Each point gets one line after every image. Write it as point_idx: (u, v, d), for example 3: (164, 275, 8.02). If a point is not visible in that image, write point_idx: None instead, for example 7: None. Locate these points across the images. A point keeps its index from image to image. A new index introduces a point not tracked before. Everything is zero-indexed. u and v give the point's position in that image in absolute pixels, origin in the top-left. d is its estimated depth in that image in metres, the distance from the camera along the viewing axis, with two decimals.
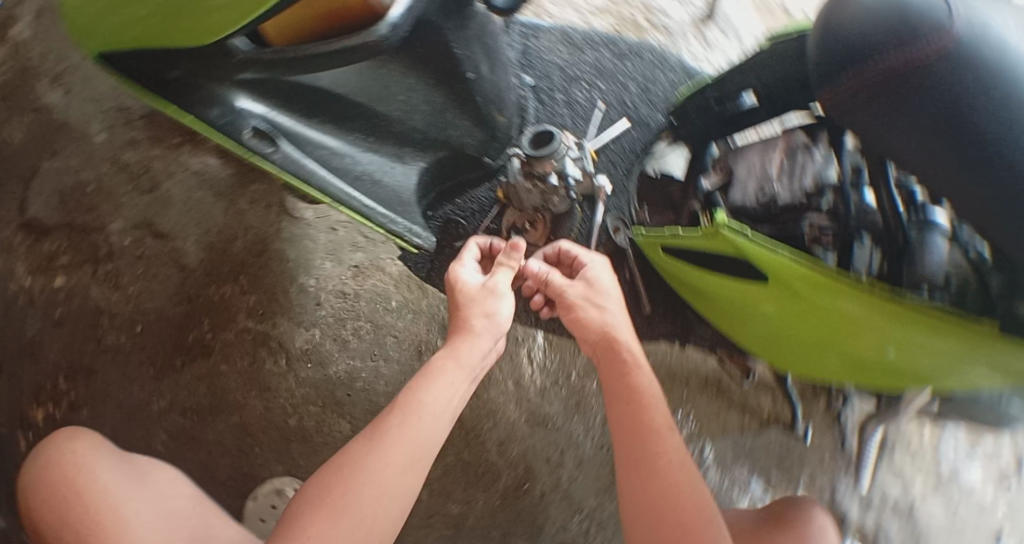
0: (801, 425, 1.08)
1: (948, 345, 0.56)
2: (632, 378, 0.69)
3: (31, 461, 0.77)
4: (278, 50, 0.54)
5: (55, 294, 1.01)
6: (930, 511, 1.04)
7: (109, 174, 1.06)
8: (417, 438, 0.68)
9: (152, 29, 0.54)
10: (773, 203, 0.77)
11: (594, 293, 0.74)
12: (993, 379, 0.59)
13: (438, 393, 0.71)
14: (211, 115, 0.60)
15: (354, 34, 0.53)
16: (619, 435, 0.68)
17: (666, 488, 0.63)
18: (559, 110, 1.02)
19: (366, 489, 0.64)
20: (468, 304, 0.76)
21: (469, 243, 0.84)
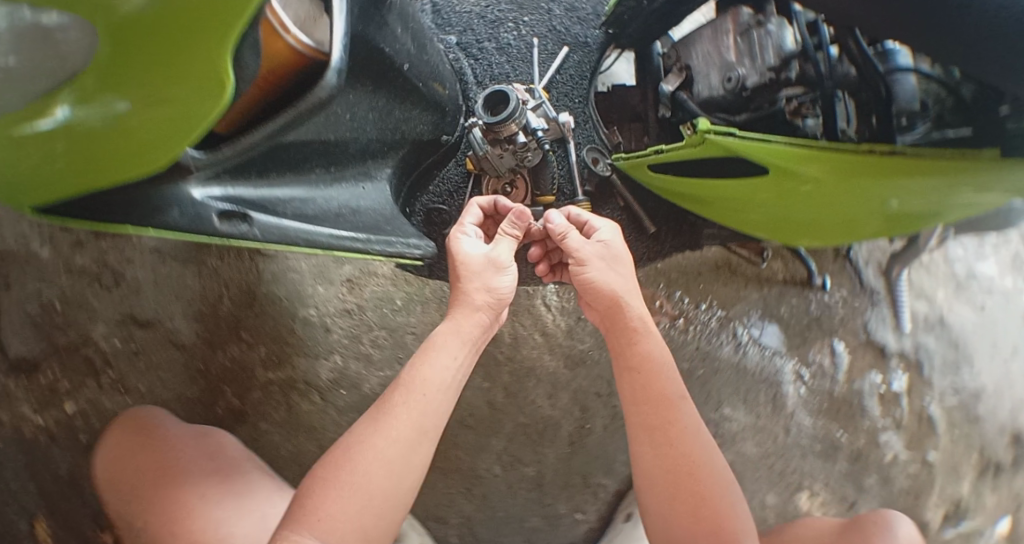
0: (817, 277, 1.15)
1: (934, 183, 0.66)
2: (646, 347, 0.74)
3: (129, 462, 0.84)
4: (219, 152, 0.53)
5: (72, 420, 0.98)
6: (962, 316, 1.17)
7: (68, 282, 1.00)
8: (424, 413, 0.68)
9: (68, 173, 0.46)
10: (743, 89, 0.78)
11: (608, 256, 0.78)
12: (964, 202, 0.71)
13: (441, 364, 0.71)
14: (172, 217, 0.50)
15: (307, 97, 0.56)
16: (633, 410, 0.72)
17: (678, 450, 0.70)
18: (496, 60, 0.98)
19: (373, 466, 0.64)
20: (471, 279, 0.76)
21: (472, 204, 0.82)
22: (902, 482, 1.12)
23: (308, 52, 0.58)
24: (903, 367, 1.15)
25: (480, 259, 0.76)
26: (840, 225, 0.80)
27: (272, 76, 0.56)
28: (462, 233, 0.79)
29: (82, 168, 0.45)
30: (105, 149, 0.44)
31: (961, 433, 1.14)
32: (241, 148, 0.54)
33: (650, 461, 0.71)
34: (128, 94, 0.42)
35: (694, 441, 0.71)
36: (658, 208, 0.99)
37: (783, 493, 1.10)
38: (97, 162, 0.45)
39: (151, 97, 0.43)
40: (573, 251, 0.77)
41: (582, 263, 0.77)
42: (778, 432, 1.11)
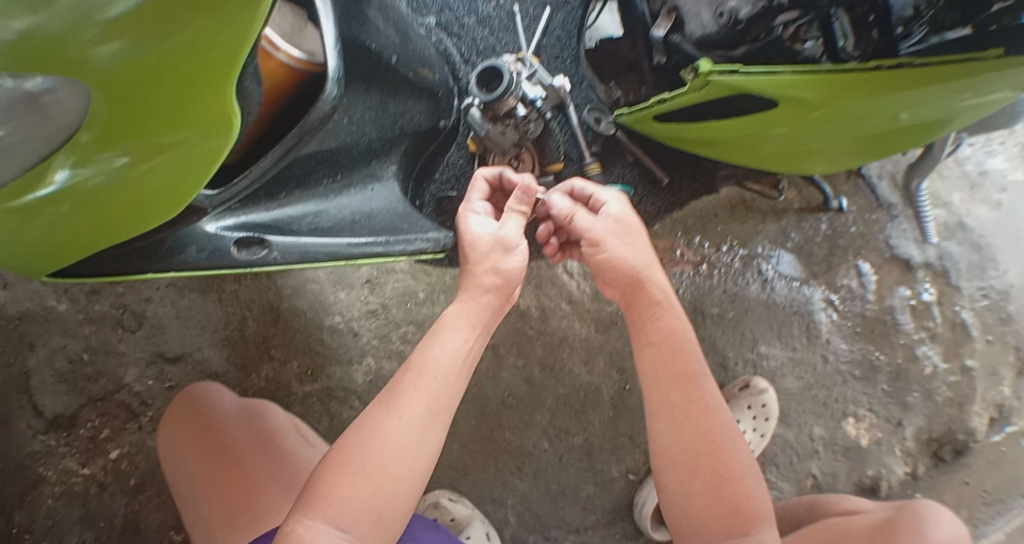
0: (834, 200, 1.12)
1: (941, 89, 0.67)
2: (669, 323, 0.73)
3: (175, 434, 0.80)
4: (233, 183, 0.52)
5: (120, 464, 1.00)
6: (980, 215, 1.16)
7: (91, 332, 1.00)
8: (435, 395, 0.65)
9: (84, 228, 0.47)
10: (736, 22, 0.73)
11: (622, 229, 0.76)
12: (966, 107, 0.72)
13: (451, 345, 0.68)
14: (189, 255, 0.52)
15: (309, 113, 0.53)
16: (653, 383, 0.71)
17: (698, 424, 0.69)
18: (479, 35, 0.95)
19: (385, 454, 0.61)
20: (479, 261, 0.73)
21: (478, 178, 0.79)
22: (945, 393, 1.11)
23: (302, 67, 0.53)
24: (930, 279, 1.14)
25: (489, 240, 0.72)
26: (851, 146, 0.80)
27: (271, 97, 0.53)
28: (471, 210, 0.77)
29: (99, 221, 0.47)
30: (121, 201, 0.45)
31: (997, 336, 1.13)
32: (252, 175, 0.52)
33: (670, 440, 0.69)
34: (133, 148, 0.43)
35: (713, 419, 0.69)
36: (668, 154, 0.96)
37: (829, 423, 1.10)
38: (117, 214, 0.46)
39: (152, 146, 0.43)
40: (585, 230, 0.75)
41: (595, 242, 0.75)
42: (816, 362, 1.11)
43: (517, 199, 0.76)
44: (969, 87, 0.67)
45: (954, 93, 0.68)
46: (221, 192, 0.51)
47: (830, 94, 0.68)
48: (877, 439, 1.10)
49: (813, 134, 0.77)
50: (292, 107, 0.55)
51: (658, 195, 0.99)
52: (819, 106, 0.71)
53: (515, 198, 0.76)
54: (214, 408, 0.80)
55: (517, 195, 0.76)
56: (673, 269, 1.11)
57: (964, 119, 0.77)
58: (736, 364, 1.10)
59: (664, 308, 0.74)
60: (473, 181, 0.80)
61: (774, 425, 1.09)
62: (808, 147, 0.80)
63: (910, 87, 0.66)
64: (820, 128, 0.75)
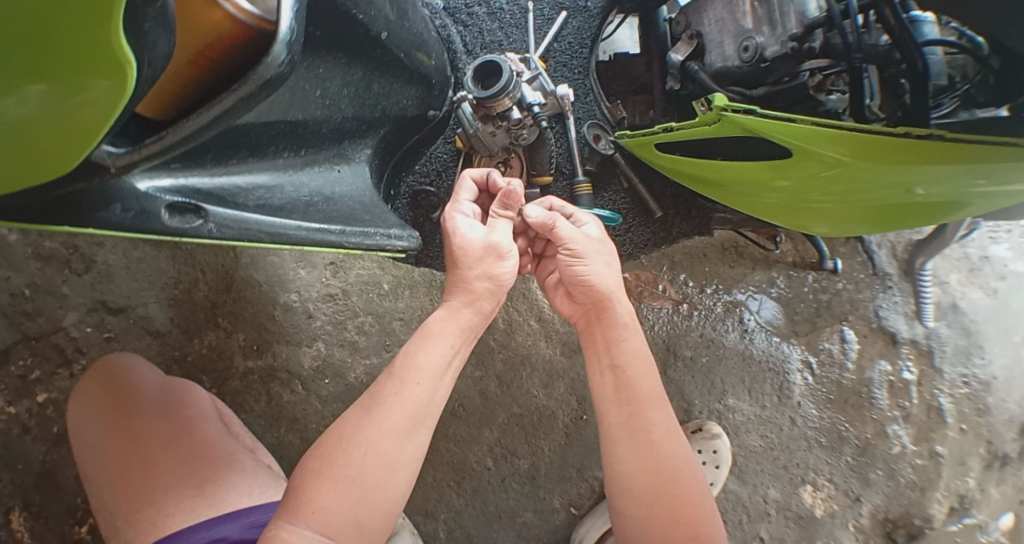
0: (829, 260, 1.07)
1: (958, 171, 0.63)
2: (633, 343, 0.69)
3: (84, 404, 0.80)
4: (145, 144, 0.42)
5: (45, 410, 0.93)
6: (975, 301, 1.12)
7: (36, 268, 0.94)
8: (422, 403, 0.62)
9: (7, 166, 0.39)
10: (761, 60, 0.69)
11: (601, 249, 0.71)
12: (984, 195, 0.67)
13: (436, 352, 0.64)
14: (114, 215, 0.45)
15: (248, 76, 0.43)
16: (609, 407, 0.68)
17: (667, 462, 0.67)
18: (487, 27, 0.89)
19: (371, 464, 0.59)
20: (470, 267, 0.67)
21: (464, 179, 0.73)
22: (909, 475, 1.07)
23: (253, 23, 0.47)
24: (913, 357, 1.10)
25: (482, 245, 0.67)
26: (856, 213, 0.76)
27: (210, 50, 0.46)
28: (459, 211, 0.71)
29: (21, 160, 0.38)
30: (48, 137, 0.37)
31: (971, 425, 1.09)
32: (169, 141, 0.42)
33: (629, 465, 0.67)
34: (53, 83, 0.34)
35: (675, 443, 0.68)
36: (663, 187, 0.91)
37: (786, 488, 1.05)
38: (41, 153, 0.38)
39: (72, 84, 0.34)
40: (566, 241, 0.70)
41: (577, 256, 0.69)
42: (783, 423, 1.06)
43: (499, 203, 0.69)
44: (985, 174, 0.62)
45: (969, 177, 0.63)
46: (132, 152, 0.42)
47: (840, 153, 0.64)
48: (832, 511, 1.06)
49: (818, 194, 0.73)
50: (239, 67, 0.49)
51: (648, 226, 0.93)
52: (827, 163, 0.66)
53: (498, 202, 0.70)
54: (130, 383, 0.80)
55: (499, 199, 0.69)
56: (653, 303, 1.07)
57: (985, 207, 0.72)
58: (700, 412, 1.06)
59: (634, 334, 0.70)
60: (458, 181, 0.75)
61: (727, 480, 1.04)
62: (811, 204, 0.76)
63: (925, 163, 0.62)
64: (827, 187, 0.71)
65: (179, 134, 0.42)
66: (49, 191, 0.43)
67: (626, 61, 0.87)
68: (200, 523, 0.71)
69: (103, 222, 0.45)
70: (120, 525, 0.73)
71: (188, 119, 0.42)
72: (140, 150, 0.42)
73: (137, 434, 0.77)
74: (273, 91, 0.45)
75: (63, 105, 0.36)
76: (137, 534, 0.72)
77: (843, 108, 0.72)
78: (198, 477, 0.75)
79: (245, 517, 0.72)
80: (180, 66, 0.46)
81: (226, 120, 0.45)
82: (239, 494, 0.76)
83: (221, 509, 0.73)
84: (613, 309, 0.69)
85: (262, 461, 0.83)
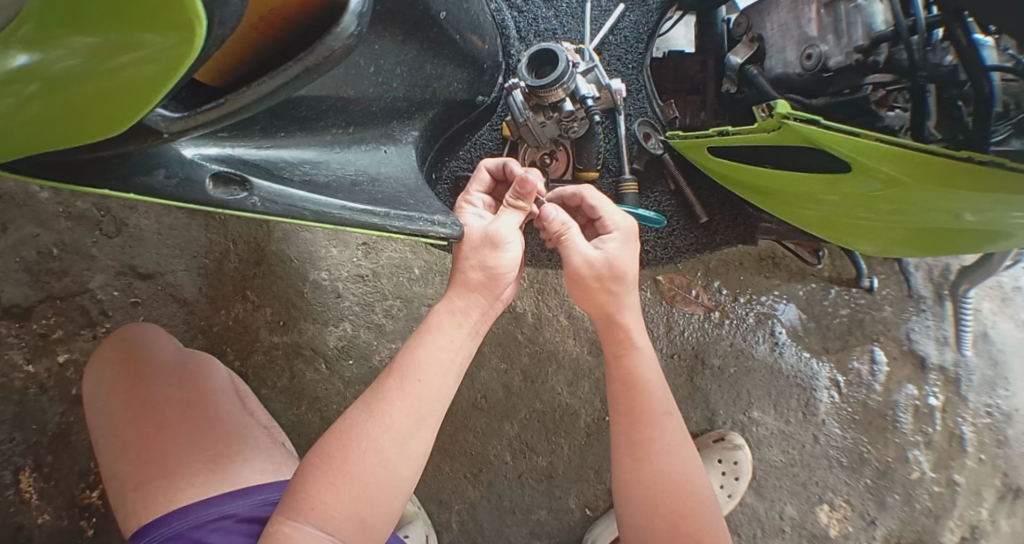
0: (866, 278, 1.06)
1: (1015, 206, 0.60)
2: (631, 366, 0.70)
3: (102, 373, 0.78)
4: (202, 109, 0.39)
5: (66, 370, 0.92)
6: (1004, 330, 1.10)
7: (66, 227, 0.93)
8: (426, 400, 0.61)
9: (44, 119, 0.38)
10: (823, 69, 0.67)
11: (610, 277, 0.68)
12: None
13: (437, 349, 0.63)
14: (157, 180, 0.44)
15: (314, 47, 0.41)
16: (618, 420, 0.70)
17: (659, 473, 0.68)
18: (542, 14, 0.87)
19: (369, 461, 0.58)
20: (468, 255, 0.66)
21: (481, 170, 0.73)
22: (925, 501, 1.05)
23: None
24: (940, 383, 1.08)
25: (477, 233, 0.65)
26: (904, 233, 0.74)
27: (275, 16, 0.44)
28: (468, 204, 0.71)
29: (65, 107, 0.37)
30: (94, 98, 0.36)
31: (990, 456, 1.07)
32: (229, 109, 0.39)
33: (630, 478, 0.69)
34: (105, 35, 0.33)
35: (675, 456, 0.68)
36: (710, 192, 0.89)
37: (803, 505, 1.04)
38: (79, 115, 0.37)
39: (122, 41, 0.33)
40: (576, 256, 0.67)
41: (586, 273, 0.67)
42: (806, 440, 1.05)
43: (513, 192, 0.66)
44: None
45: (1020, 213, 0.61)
46: (189, 117, 0.39)
47: (899, 173, 0.62)
48: (847, 532, 1.04)
49: (866, 211, 0.71)
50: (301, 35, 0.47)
51: (692, 231, 0.91)
52: (883, 181, 0.64)
53: (511, 191, 0.66)
54: (151, 353, 0.79)
55: (512, 189, 0.66)
56: (684, 309, 1.05)
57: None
58: (724, 422, 1.04)
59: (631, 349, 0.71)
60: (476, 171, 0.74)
61: (745, 492, 1.03)
62: (860, 220, 0.74)
63: (972, 191, 0.59)
64: (877, 204, 0.69)
65: (236, 101, 0.39)
66: (89, 150, 0.41)
67: (681, 60, 0.85)
68: (215, 498, 0.70)
69: (146, 189, 0.43)
70: (127, 495, 0.72)
71: (248, 86, 0.40)
72: (195, 116, 0.39)
73: (150, 406, 0.75)
74: (336, 66, 0.43)
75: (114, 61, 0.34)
76: (145, 506, 0.71)
77: (901, 126, 0.69)
78: (211, 449, 0.74)
79: (254, 494, 0.71)
80: (244, 31, 0.43)
81: (285, 93, 0.43)
82: (251, 469, 0.75)
83: (233, 485, 0.72)
84: (617, 320, 0.70)
85: (276, 441, 0.82)
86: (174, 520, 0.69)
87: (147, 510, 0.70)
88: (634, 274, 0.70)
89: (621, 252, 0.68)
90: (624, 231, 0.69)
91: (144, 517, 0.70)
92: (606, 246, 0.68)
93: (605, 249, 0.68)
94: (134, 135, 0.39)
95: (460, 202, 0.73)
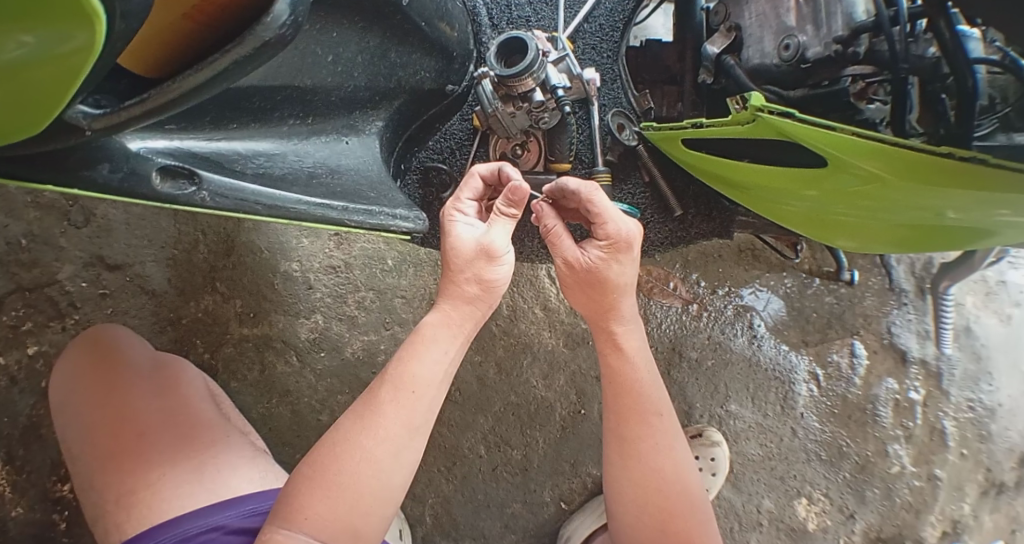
0: (846, 271, 1.04)
1: (999, 207, 0.58)
2: (619, 365, 0.68)
3: (76, 383, 0.77)
4: (122, 107, 0.34)
5: (35, 362, 0.91)
6: (988, 325, 1.09)
7: (33, 217, 0.91)
8: (416, 410, 0.61)
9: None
10: (801, 61, 0.63)
11: (596, 286, 0.65)
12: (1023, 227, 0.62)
13: (429, 362, 0.63)
14: (101, 174, 0.41)
15: (243, 37, 0.35)
16: (608, 416, 0.70)
17: (654, 474, 0.68)
18: (516, 0, 0.83)
19: (362, 472, 0.58)
20: (460, 269, 0.63)
21: (472, 178, 0.68)
22: (904, 496, 1.05)
23: None
24: (922, 378, 1.07)
25: (472, 247, 0.63)
26: (884, 228, 0.72)
27: (208, 4, 0.37)
28: (458, 211, 0.66)
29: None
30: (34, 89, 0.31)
31: (971, 451, 1.07)
32: (153, 105, 0.34)
33: (622, 475, 0.68)
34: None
35: (665, 455, 0.68)
36: (686, 185, 0.86)
37: (780, 499, 1.04)
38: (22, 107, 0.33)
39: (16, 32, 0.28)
40: (558, 261, 0.65)
41: (568, 276, 0.66)
42: (785, 434, 1.04)
43: (503, 199, 0.63)
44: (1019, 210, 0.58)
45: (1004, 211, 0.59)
46: (110, 115, 0.34)
47: (882, 171, 0.59)
48: (826, 526, 1.04)
49: (847, 206, 0.69)
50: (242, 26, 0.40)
51: (669, 225, 0.89)
52: (871, 178, 0.61)
53: (502, 199, 0.63)
54: (125, 361, 0.79)
55: (504, 195, 0.63)
56: (662, 301, 1.04)
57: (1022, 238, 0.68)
58: (701, 416, 1.03)
59: (625, 353, 0.69)
60: (466, 176, 0.69)
61: (722, 486, 1.02)
62: (843, 215, 0.71)
63: (965, 188, 0.57)
64: (862, 200, 0.66)
65: (157, 99, 0.34)
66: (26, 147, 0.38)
67: (658, 48, 0.82)
68: (200, 508, 0.69)
69: (93, 183, 0.41)
70: (109, 508, 0.71)
71: (169, 81, 0.35)
72: (116, 115, 0.34)
73: (129, 418, 0.74)
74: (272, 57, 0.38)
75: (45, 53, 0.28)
76: (128, 519, 0.70)
77: (882, 119, 0.66)
78: (195, 459, 0.73)
79: (244, 504, 0.70)
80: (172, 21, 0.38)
81: (217, 88, 0.37)
82: (240, 478, 0.74)
83: (219, 494, 0.71)
84: (615, 322, 0.68)
85: (254, 442, 0.81)
86: (162, 533, 0.67)
87: (132, 522, 0.69)
88: (627, 280, 0.65)
89: (608, 267, 0.63)
90: (617, 242, 0.63)
91: (129, 530, 0.70)
92: (593, 256, 0.63)
93: (593, 260, 0.63)
94: (63, 133, 0.35)
95: (447, 206, 0.68)
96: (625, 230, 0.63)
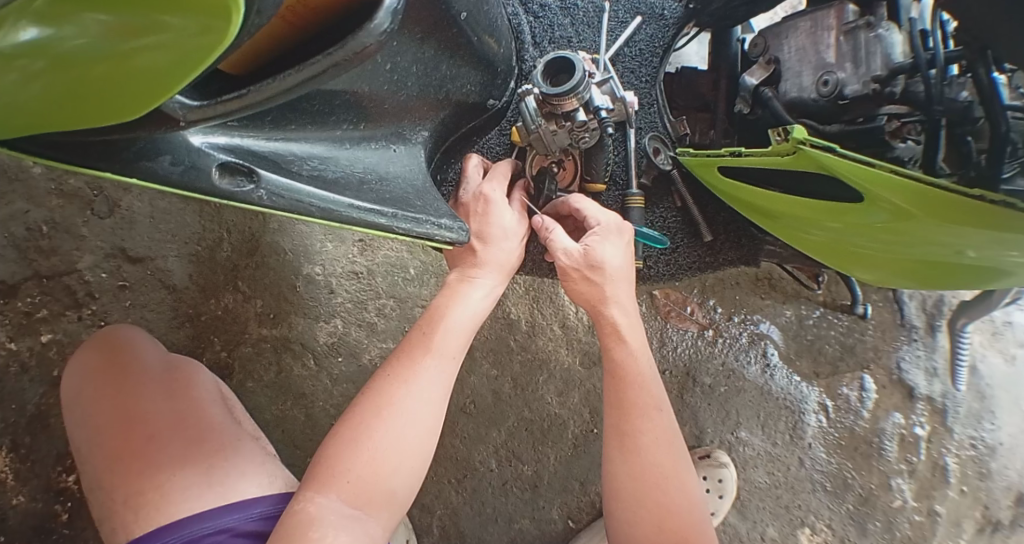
0: (861, 305, 1.06)
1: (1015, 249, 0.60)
2: (622, 356, 0.69)
3: (86, 376, 0.76)
4: (221, 99, 0.37)
5: (48, 351, 0.90)
6: (994, 365, 1.11)
7: (57, 205, 0.91)
8: (447, 373, 0.63)
9: (63, 100, 0.33)
10: (839, 96, 0.65)
11: (594, 270, 0.67)
12: None
13: (464, 326, 0.66)
14: (162, 166, 0.41)
15: (345, 42, 0.38)
16: (609, 411, 0.69)
17: (649, 467, 0.67)
18: (559, 21, 0.85)
19: (408, 424, 0.59)
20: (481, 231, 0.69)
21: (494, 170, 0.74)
22: (905, 530, 1.05)
23: None
24: (927, 414, 1.08)
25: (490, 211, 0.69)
26: (901, 265, 0.74)
27: (302, 7, 0.40)
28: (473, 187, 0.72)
29: (88, 93, 0.32)
30: (92, 84, 0.32)
31: (971, 488, 1.07)
32: (250, 100, 0.37)
33: (620, 469, 0.68)
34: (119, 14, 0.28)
35: (664, 450, 0.68)
36: (712, 211, 0.88)
37: (784, 528, 1.04)
38: (81, 99, 0.33)
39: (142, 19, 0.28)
40: (555, 251, 0.67)
41: (565, 265, 0.67)
42: (791, 463, 1.05)
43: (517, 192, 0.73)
44: None
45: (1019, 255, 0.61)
46: (208, 107, 0.37)
47: (911, 207, 0.60)
48: None
49: (867, 240, 0.70)
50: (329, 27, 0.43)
51: (694, 250, 0.90)
52: (903, 213, 0.62)
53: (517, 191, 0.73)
54: (137, 360, 0.78)
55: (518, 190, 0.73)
56: (679, 325, 1.05)
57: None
58: (711, 440, 1.04)
59: (621, 344, 0.69)
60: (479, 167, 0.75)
61: (728, 512, 1.02)
62: (863, 248, 0.73)
63: (979, 228, 0.58)
64: (886, 235, 0.67)
65: (257, 95, 0.37)
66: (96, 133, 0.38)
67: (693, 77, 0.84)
68: (208, 514, 0.68)
69: (150, 173, 0.40)
70: (116, 508, 0.70)
71: (269, 77, 0.37)
72: (214, 106, 0.37)
73: (138, 420, 0.73)
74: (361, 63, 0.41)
75: (114, 44, 0.29)
76: (135, 520, 0.69)
77: (911, 156, 0.68)
78: (204, 463, 0.72)
79: (249, 507, 0.71)
80: (273, 25, 0.40)
81: (307, 87, 0.40)
82: (248, 483, 0.73)
83: (227, 497, 0.70)
84: (623, 316, 0.69)
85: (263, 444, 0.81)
86: (169, 534, 0.67)
87: (139, 523, 0.69)
88: (618, 267, 0.68)
89: (602, 246, 0.67)
90: (607, 228, 0.68)
91: (134, 530, 0.69)
92: (587, 240, 0.67)
93: (586, 243, 0.67)
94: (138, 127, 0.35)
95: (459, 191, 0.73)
96: (615, 222, 0.69)
